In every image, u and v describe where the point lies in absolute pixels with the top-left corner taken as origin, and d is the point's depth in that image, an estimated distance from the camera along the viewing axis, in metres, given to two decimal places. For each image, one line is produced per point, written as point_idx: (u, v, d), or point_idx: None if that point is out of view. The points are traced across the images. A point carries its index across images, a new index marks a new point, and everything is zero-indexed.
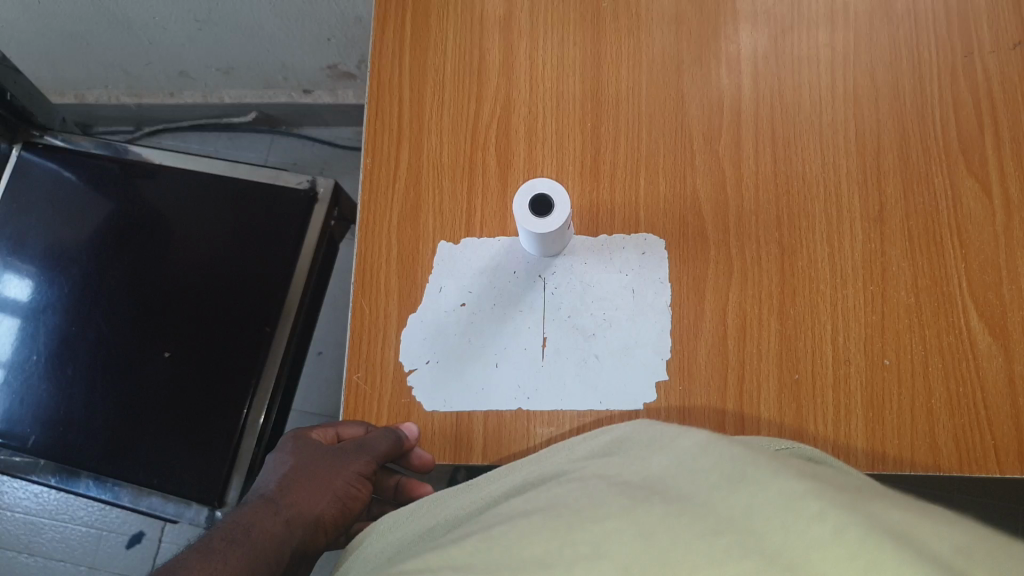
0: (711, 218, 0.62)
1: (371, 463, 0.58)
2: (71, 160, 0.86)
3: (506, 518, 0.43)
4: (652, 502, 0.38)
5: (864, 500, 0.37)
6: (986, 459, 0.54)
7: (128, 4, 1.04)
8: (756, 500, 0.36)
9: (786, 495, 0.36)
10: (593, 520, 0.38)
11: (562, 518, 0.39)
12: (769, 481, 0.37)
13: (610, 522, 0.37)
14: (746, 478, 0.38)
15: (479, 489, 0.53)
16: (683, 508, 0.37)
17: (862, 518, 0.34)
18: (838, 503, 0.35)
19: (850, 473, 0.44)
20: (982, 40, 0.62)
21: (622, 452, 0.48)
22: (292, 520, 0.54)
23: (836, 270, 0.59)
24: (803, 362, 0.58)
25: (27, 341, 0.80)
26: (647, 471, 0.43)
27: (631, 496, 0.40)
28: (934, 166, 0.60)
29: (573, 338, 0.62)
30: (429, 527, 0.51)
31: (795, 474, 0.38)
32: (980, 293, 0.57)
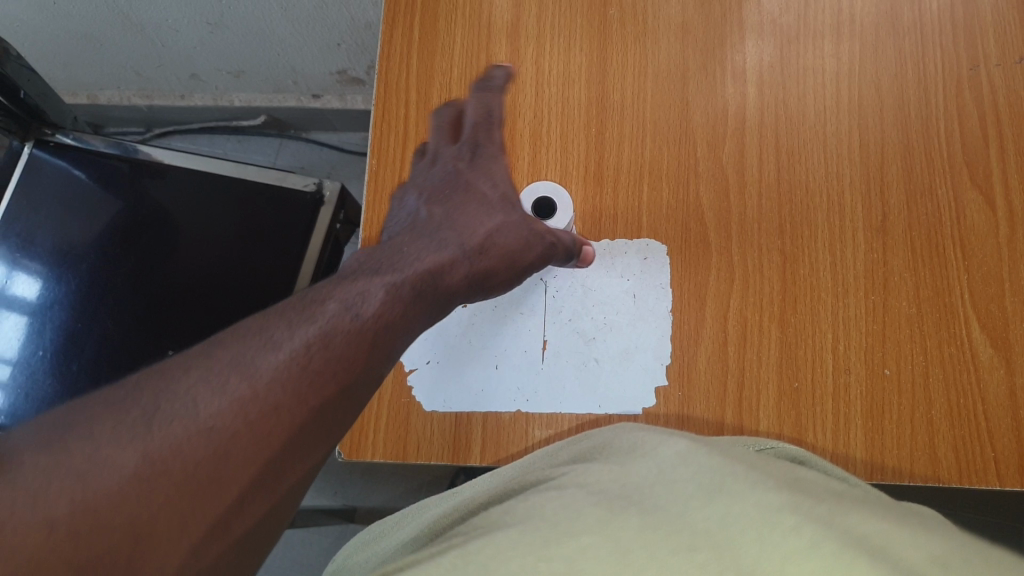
0: (714, 225, 0.62)
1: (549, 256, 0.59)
2: (80, 158, 0.86)
3: (482, 528, 0.42)
4: (627, 515, 0.38)
5: (840, 516, 0.38)
6: (986, 472, 0.54)
7: (141, 7, 1.05)
8: (732, 509, 0.37)
9: (763, 506, 0.37)
10: (566, 535, 0.37)
11: (537, 532, 0.38)
12: (746, 497, 0.38)
13: (584, 538, 0.36)
14: (722, 488, 0.39)
15: (465, 494, 0.54)
16: (658, 523, 0.37)
17: (836, 534, 0.36)
18: (813, 517, 0.37)
19: (824, 480, 0.46)
20: (988, 54, 0.62)
21: (602, 458, 0.49)
22: (417, 290, 0.50)
23: (837, 279, 0.60)
24: (803, 370, 0.58)
25: (35, 337, 0.80)
26: (625, 480, 0.43)
27: (608, 508, 0.39)
28: (938, 177, 0.60)
29: (574, 342, 0.62)
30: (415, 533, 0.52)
31: (772, 487, 0.40)
32: (983, 305, 0.57)
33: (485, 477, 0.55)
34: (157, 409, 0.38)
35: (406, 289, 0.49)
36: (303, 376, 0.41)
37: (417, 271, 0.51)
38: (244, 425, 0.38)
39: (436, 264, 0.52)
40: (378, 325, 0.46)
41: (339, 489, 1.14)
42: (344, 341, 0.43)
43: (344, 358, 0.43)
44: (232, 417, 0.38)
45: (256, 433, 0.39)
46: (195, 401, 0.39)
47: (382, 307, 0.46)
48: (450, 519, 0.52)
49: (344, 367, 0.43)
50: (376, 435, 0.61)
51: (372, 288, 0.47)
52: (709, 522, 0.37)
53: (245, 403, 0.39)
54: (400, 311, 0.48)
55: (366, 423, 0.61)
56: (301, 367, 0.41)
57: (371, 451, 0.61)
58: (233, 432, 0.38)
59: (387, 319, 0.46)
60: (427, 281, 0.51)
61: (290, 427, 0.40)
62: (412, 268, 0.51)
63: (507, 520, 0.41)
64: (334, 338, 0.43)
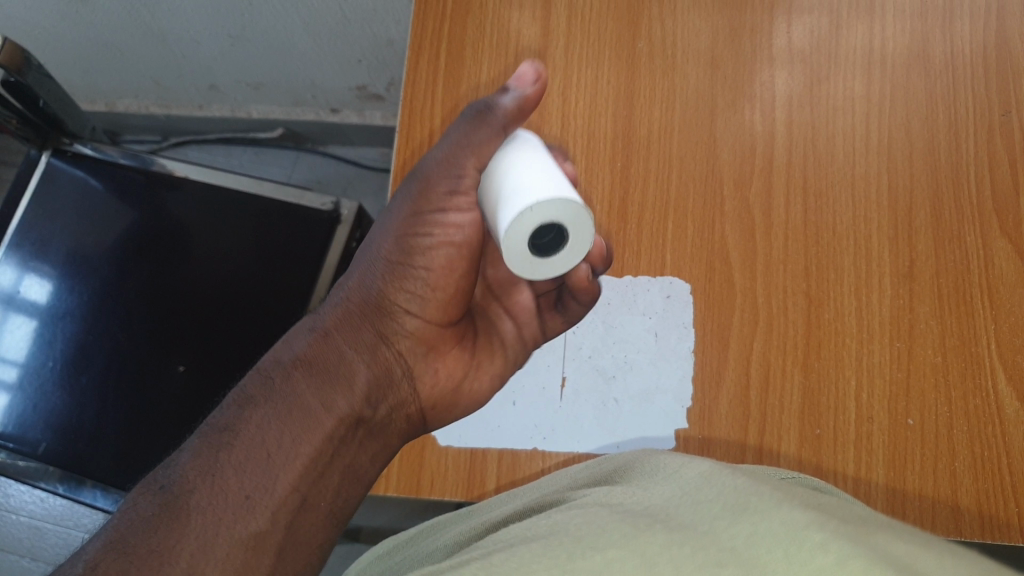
0: (739, 265, 0.61)
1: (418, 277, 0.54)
2: (98, 169, 0.86)
3: (502, 545, 0.41)
4: (654, 530, 0.37)
5: (869, 533, 0.36)
6: (1010, 528, 0.53)
7: (163, 17, 1.05)
8: (757, 528, 0.36)
9: (789, 522, 0.35)
10: (590, 549, 0.36)
11: (561, 547, 0.37)
12: (771, 514, 0.37)
13: (609, 552, 0.35)
14: (748, 506, 0.38)
15: (480, 515, 0.54)
16: (686, 539, 0.36)
17: (864, 549, 0.34)
18: (840, 533, 0.35)
19: (855, 500, 0.44)
20: (1020, 99, 0.61)
21: (622, 481, 0.48)
22: (350, 354, 0.52)
23: (862, 324, 0.59)
24: (825, 417, 0.57)
25: (46, 346, 0.79)
26: (649, 500, 0.42)
27: (632, 523, 0.38)
28: (967, 225, 0.59)
29: (593, 379, 0.62)
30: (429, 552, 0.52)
31: (796, 506, 0.39)
32: (1009, 357, 0.56)
33: (504, 498, 0.55)
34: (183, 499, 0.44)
35: (331, 353, 0.52)
36: (269, 473, 0.46)
37: (348, 331, 0.53)
38: (246, 531, 0.44)
39: (368, 318, 0.54)
40: (302, 403, 0.49)
41: None
42: (280, 433, 0.47)
43: (296, 443, 0.47)
44: (237, 528, 0.44)
45: (257, 530, 0.44)
46: (204, 500, 0.44)
47: (298, 394, 0.49)
48: (464, 541, 0.51)
49: (290, 462, 0.47)
50: (390, 469, 0.61)
51: (293, 369, 0.50)
52: (735, 541, 0.36)
53: (235, 509, 0.44)
54: (342, 384, 0.51)
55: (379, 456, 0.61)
56: (260, 453, 0.46)
57: (383, 487, 0.61)
58: (255, 532, 0.44)
59: (316, 393, 0.49)
60: (365, 342, 0.53)
61: (275, 510, 0.46)
62: (341, 333, 0.53)
63: (528, 535, 0.41)
64: (268, 433, 0.47)
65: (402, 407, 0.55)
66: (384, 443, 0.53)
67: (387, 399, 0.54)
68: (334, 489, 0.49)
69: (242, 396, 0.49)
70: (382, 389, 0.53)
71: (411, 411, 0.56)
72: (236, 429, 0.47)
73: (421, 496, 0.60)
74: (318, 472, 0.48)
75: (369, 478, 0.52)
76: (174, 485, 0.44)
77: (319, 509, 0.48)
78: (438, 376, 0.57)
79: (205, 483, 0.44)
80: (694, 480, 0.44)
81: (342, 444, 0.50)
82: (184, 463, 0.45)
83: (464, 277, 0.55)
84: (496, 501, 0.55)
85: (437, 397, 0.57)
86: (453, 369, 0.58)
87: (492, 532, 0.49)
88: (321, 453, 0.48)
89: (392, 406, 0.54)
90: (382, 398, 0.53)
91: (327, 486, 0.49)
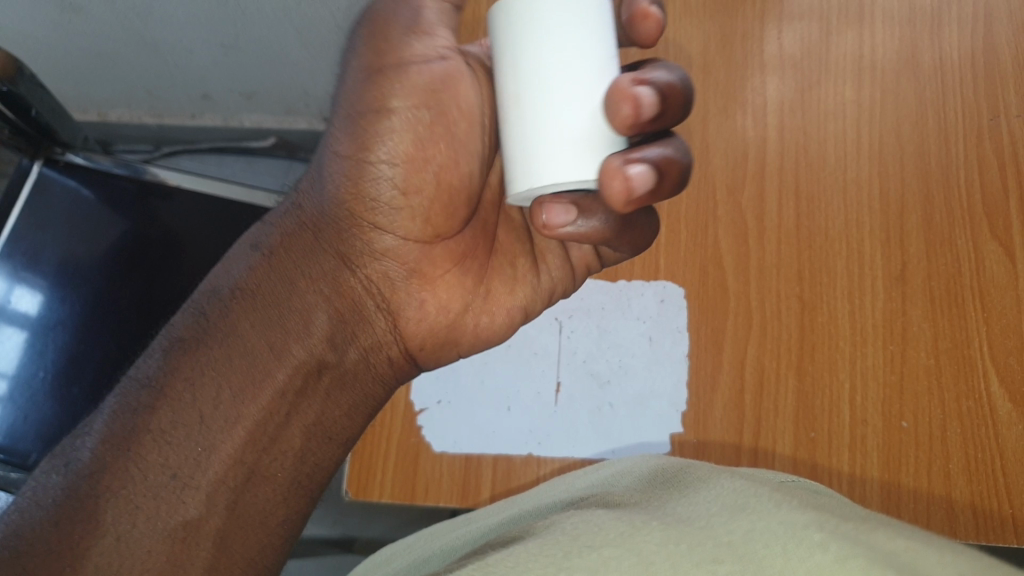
0: (732, 269, 0.62)
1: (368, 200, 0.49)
2: (92, 180, 0.86)
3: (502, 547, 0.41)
4: (651, 527, 0.38)
5: (869, 531, 0.36)
6: (1004, 529, 0.53)
7: (155, 26, 1.05)
8: (757, 526, 0.36)
9: (789, 521, 0.36)
10: (587, 547, 0.36)
11: (558, 545, 0.38)
12: (771, 514, 0.37)
13: (606, 551, 0.36)
14: (747, 507, 0.39)
15: (480, 520, 0.54)
16: (683, 535, 0.37)
17: (862, 547, 0.34)
18: (840, 532, 0.35)
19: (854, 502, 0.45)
20: (1008, 104, 0.62)
21: (623, 485, 0.49)
22: (303, 284, 0.49)
23: (855, 327, 0.59)
24: (819, 420, 0.58)
25: (36, 357, 0.78)
26: (650, 505, 0.43)
27: (629, 522, 0.39)
28: (958, 228, 0.60)
29: (588, 384, 0.62)
30: (428, 556, 0.52)
31: (797, 506, 0.39)
32: (1001, 358, 0.57)
33: (501, 505, 0.55)
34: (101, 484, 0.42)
35: (279, 281, 0.49)
36: (202, 448, 0.44)
37: (303, 255, 0.50)
38: (176, 519, 0.43)
39: (326, 241, 0.50)
40: (245, 349, 0.47)
41: (337, 519, 1.07)
42: (217, 389, 0.45)
43: (239, 405, 0.45)
44: (166, 514, 0.43)
45: (190, 517, 0.43)
46: (120, 481, 0.42)
47: (241, 336, 0.47)
48: (464, 544, 0.51)
49: (230, 428, 0.45)
50: (385, 475, 0.61)
51: (235, 303, 0.48)
52: (732, 536, 0.36)
53: (159, 491, 0.43)
54: (296, 327, 0.48)
55: (374, 462, 0.61)
56: (193, 415, 0.44)
57: (378, 494, 0.60)
58: (187, 520, 0.43)
59: (262, 340, 0.47)
60: (323, 268, 0.50)
61: (213, 488, 0.44)
62: (295, 257, 0.50)
63: (528, 536, 0.41)
64: (203, 393, 0.45)
65: (380, 348, 0.51)
66: (360, 391, 0.50)
67: (356, 336, 0.50)
68: (297, 448, 0.47)
69: (172, 341, 0.47)
70: (348, 323, 0.50)
71: (394, 351, 0.52)
72: (161, 390, 0.45)
73: (415, 503, 0.60)
74: (266, 441, 0.46)
75: (345, 434, 0.50)
76: (84, 464, 0.43)
77: (278, 478, 0.46)
78: (426, 310, 0.52)
79: (117, 462, 0.43)
80: (695, 486, 0.44)
81: (294, 399, 0.47)
82: (101, 434, 0.44)
83: (447, 177, 0.49)
84: (496, 507, 0.55)
85: (425, 335, 0.53)
86: (447, 297, 0.52)
87: (493, 535, 0.49)
88: (271, 410, 0.46)
89: (366, 347, 0.51)
90: (349, 337, 0.50)
91: (285, 447, 0.47)
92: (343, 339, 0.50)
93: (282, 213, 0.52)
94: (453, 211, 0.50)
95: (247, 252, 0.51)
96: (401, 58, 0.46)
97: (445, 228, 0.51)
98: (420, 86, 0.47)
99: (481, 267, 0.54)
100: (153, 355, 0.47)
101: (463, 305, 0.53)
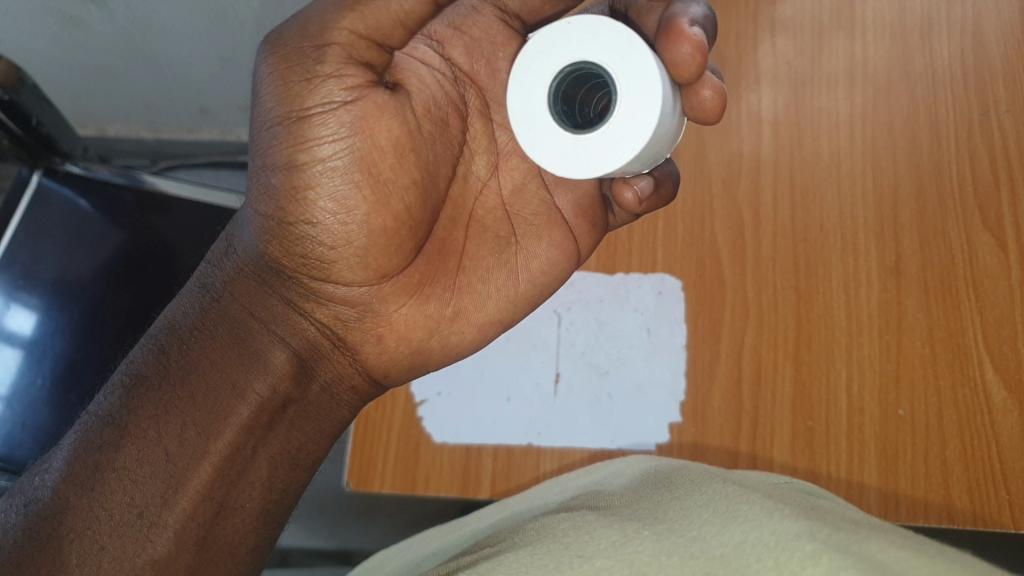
0: (728, 261, 0.63)
1: (306, 238, 0.46)
2: (90, 189, 0.84)
3: (495, 553, 0.42)
4: (642, 537, 0.38)
5: (860, 541, 0.38)
6: (1000, 515, 0.54)
7: (155, 40, 1.05)
8: (748, 536, 0.37)
9: (780, 533, 0.37)
10: (578, 558, 0.37)
11: (550, 554, 0.38)
12: (763, 523, 0.38)
13: (598, 562, 0.36)
14: (739, 515, 0.39)
15: (472, 527, 0.55)
16: (673, 547, 0.37)
17: (855, 560, 0.35)
18: (832, 544, 0.36)
19: (841, 508, 0.46)
20: (998, 100, 0.63)
21: (611, 487, 0.49)
22: (257, 326, 0.49)
23: (851, 317, 0.60)
24: (817, 409, 0.59)
25: (33, 370, 0.77)
26: (639, 507, 0.44)
27: (620, 530, 0.39)
28: (950, 220, 0.61)
29: (587, 376, 0.62)
30: (423, 559, 0.52)
31: (789, 513, 0.40)
32: (995, 347, 0.57)
33: (496, 508, 0.56)
34: (66, 518, 0.45)
35: (230, 326, 0.49)
36: (169, 485, 0.47)
37: (251, 299, 0.49)
38: (144, 557, 0.46)
39: (269, 287, 0.49)
40: (205, 388, 0.48)
41: (334, 531, 1.06)
42: (182, 426, 0.47)
43: (205, 441, 0.47)
44: (134, 552, 0.46)
45: (158, 556, 0.46)
46: (84, 522, 0.45)
47: (201, 373, 0.48)
48: (457, 546, 0.52)
49: (198, 463, 0.47)
50: (385, 465, 0.62)
51: (192, 341, 0.49)
52: (724, 548, 0.37)
53: (125, 530, 0.46)
54: (257, 365, 0.49)
55: (375, 452, 0.62)
56: (157, 454, 0.47)
57: (379, 483, 0.62)
58: (154, 558, 0.46)
59: (221, 379, 0.48)
60: (272, 312, 0.49)
61: (181, 526, 0.47)
62: (243, 300, 0.50)
63: (519, 542, 0.42)
64: (167, 431, 0.47)
65: (342, 380, 0.52)
66: (326, 418, 0.52)
67: (319, 370, 0.51)
68: (265, 477, 0.50)
69: (133, 376, 0.49)
70: (304, 361, 0.50)
71: (357, 381, 0.52)
72: (124, 427, 0.47)
73: (415, 493, 0.61)
74: (234, 475, 0.48)
75: (311, 458, 0.52)
76: (46, 503, 0.45)
77: (245, 509, 0.49)
78: (385, 343, 0.51)
79: (81, 501, 0.45)
80: (687, 488, 0.45)
81: (258, 432, 0.49)
82: (61, 471, 0.46)
83: (381, 218, 0.46)
84: (489, 512, 0.56)
85: (387, 365, 0.52)
86: (407, 327, 0.51)
87: (486, 536, 0.49)
88: (235, 446, 0.48)
89: (327, 381, 0.52)
90: (311, 372, 0.51)
91: (253, 479, 0.49)
92: (300, 377, 0.50)
93: (222, 251, 0.51)
94: (395, 249, 0.47)
95: (195, 292, 0.51)
96: (302, 115, 0.43)
97: (391, 267, 0.48)
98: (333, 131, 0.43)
99: (446, 290, 0.51)
100: (113, 389, 0.49)
101: (442, 313, 0.51)
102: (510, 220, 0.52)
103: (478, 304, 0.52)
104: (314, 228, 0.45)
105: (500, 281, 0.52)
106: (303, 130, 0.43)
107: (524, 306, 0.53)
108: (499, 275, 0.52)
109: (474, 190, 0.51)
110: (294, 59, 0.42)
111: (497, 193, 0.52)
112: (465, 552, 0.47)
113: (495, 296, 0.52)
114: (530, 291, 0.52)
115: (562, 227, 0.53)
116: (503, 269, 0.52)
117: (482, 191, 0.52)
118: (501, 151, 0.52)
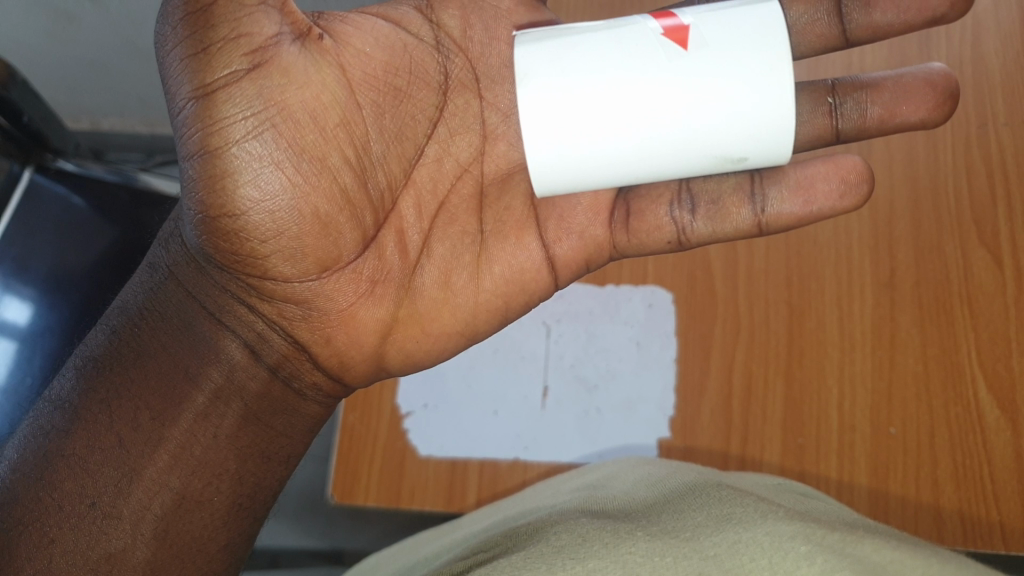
0: (721, 274, 0.63)
1: (242, 222, 0.42)
2: (82, 185, 0.75)
3: (487, 560, 0.41)
4: (635, 538, 0.37)
5: (856, 541, 0.37)
6: (991, 535, 0.53)
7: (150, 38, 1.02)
8: (743, 537, 0.36)
9: (775, 535, 0.36)
10: (571, 560, 0.36)
11: (542, 557, 0.37)
12: (758, 524, 0.37)
13: (591, 563, 0.35)
14: (733, 517, 0.38)
15: (464, 529, 0.54)
16: (666, 548, 0.36)
17: (849, 562, 0.34)
18: (826, 546, 0.35)
19: (845, 511, 0.46)
20: (996, 112, 0.62)
21: (606, 488, 0.49)
22: (204, 313, 0.47)
23: (843, 332, 0.59)
24: (807, 426, 0.58)
25: (23, 365, 0.67)
26: (632, 512, 0.43)
27: (614, 532, 0.38)
28: (946, 234, 0.60)
29: (575, 389, 0.62)
30: (412, 563, 0.52)
31: (785, 516, 0.39)
32: (990, 365, 0.56)
33: (487, 511, 0.55)
34: (19, 508, 0.42)
35: (179, 308, 0.47)
36: (124, 473, 0.44)
37: (198, 286, 0.48)
38: (98, 551, 0.42)
39: (214, 274, 0.47)
40: (158, 370, 0.46)
41: (325, 530, 1.03)
42: (135, 410, 0.44)
43: (160, 427, 0.45)
44: (88, 546, 0.42)
45: (114, 549, 0.43)
46: (33, 512, 0.42)
47: (153, 357, 0.46)
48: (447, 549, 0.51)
49: (154, 451, 0.44)
50: (370, 478, 0.61)
51: (143, 323, 0.47)
52: (718, 549, 0.35)
53: (80, 523, 0.42)
54: (209, 353, 0.47)
55: (360, 466, 0.62)
56: (110, 441, 0.44)
57: (363, 497, 0.61)
58: (111, 552, 0.43)
59: (174, 365, 0.46)
60: (213, 298, 0.47)
61: (139, 517, 0.44)
62: (188, 285, 0.48)
63: (515, 545, 0.41)
64: (119, 415, 0.44)
65: (302, 376, 0.50)
66: (296, 413, 0.50)
67: (281, 364, 0.49)
68: (232, 469, 0.47)
69: (87, 359, 0.46)
70: (264, 356, 0.48)
71: (319, 376, 0.50)
72: (75, 412, 0.44)
73: (400, 506, 0.60)
74: (196, 465, 0.46)
75: (284, 452, 0.50)
76: None
77: (214, 503, 0.46)
78: (334, 343, 0.49)
79: (31, 492, 0.42)
80: (682, 493, 0.44)
81: (214, 421, 0.46)
82: (13, 461, 0.44)
83: (312, 202, 0.44)
84: (482, 515, 0.55)
85: (358, 362, 0.50)
86: (362, 328, 0.48)
87: (477, 539, 0.49)
88: (193, 435, 0.46)
89: (289, 374, 0.49)
90: (275, 364, 0.49)
91: (217, 470, 0.46)
92: (264, 375, 0.49)
93: (169, 233, 0.50)
94: (334, 238, 0.45)
95: (145, 272, 0.50)
96: (211, 95, 0.40)
97: (333, 259, 0.46)
98: (246, 113, 0.41)
99: (402, 286, 0.49)
100: (67, 373, 0.46)
101: (393, 315, 0.49)
102: (478, 216, 0.51)
103: (434, 310, 0.49)
104: (250, 207, 0.42)
105: (459, 286, 0.50)
106: (225, 144, 0.41)
107: (490, 315, 0.50)
108: (460, 280, 0.50)
109: (452, 173, 0.50)
110: (206, 49, 0.40)
111: (477, 178, 0.51)
112: (449, 562, 0.46)
113: (453, 304, 0.49)
114: (490, 302, 0.50)
115: (533, 232, 0.51)
116: (463, 271, 0.50)
117: (460, 178, 0.50)
118: (489, 133, 0.51)
